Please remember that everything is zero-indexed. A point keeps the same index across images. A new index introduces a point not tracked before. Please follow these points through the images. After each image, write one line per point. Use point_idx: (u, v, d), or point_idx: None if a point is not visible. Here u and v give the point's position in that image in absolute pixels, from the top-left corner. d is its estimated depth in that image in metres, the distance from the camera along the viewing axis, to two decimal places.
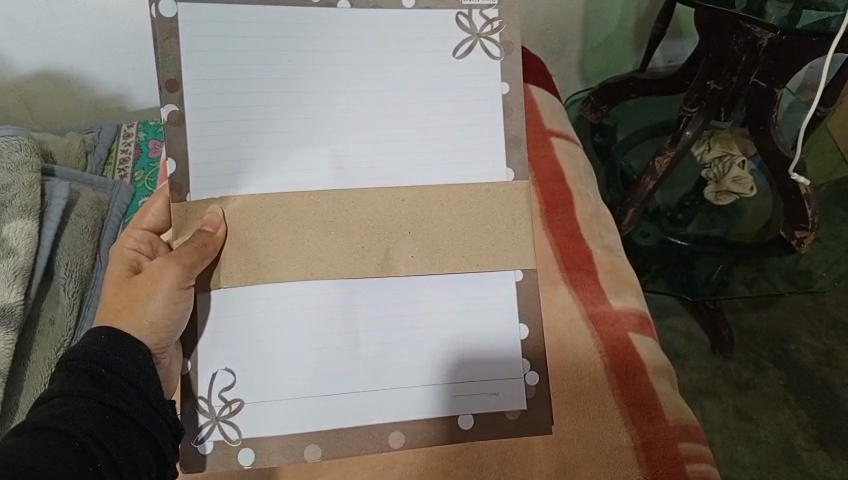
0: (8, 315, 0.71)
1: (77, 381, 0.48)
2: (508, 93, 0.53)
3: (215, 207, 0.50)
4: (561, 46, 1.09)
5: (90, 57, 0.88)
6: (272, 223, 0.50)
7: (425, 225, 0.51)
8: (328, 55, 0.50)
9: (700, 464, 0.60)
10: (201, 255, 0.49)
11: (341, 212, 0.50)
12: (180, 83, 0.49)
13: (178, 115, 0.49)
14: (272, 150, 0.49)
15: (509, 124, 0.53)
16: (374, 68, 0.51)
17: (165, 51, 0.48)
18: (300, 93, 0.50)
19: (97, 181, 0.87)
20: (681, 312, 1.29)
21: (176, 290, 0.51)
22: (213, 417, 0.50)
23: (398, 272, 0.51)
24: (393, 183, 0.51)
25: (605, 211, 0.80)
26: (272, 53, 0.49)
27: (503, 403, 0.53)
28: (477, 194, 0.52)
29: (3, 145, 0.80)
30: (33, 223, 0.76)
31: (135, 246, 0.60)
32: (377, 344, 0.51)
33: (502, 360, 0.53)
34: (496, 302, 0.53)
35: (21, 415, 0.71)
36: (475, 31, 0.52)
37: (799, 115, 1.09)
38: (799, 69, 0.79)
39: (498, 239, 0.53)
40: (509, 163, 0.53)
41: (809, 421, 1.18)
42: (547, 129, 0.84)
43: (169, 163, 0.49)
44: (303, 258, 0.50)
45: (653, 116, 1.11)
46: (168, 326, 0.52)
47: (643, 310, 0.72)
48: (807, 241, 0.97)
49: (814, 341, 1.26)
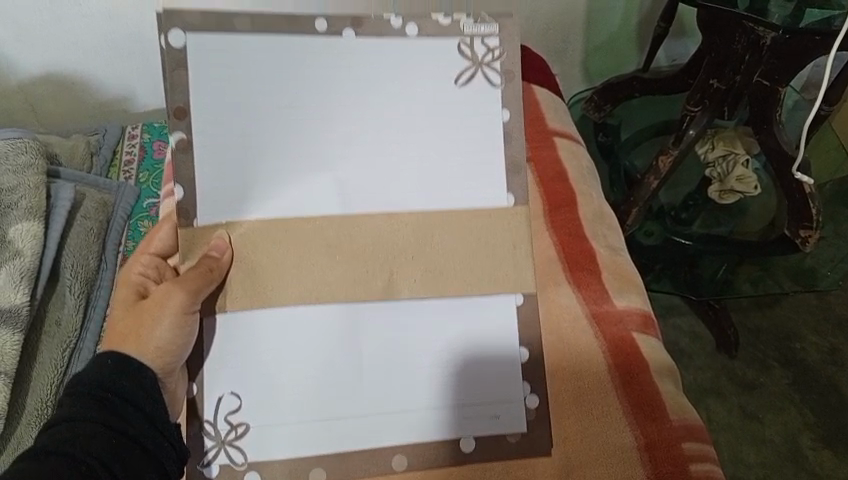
0: (15, 316, 0.71)
1: (85, 406, 0.49)
2: (509, 120, 0.54)
3: (224, 233, 0.51)
4: (564, 46, 1.09)
5: (96, 60, 0.89)
6: (278, 248, 0.51)
7: (428, 247, 0.53)
8: (333, 84, 0.51)
9: (704, 464, 0.60)
10: (209, 278, 0.50)
11: (345, 237, 0.52)
12: (189, 111, 0.49)
13: (185, 142, 0.49)
14: (275, 177, 0.51)
15: (509, 151, 0.54)
16: (379, 95, 0.51)
17: (173, 80, 0.49)
18: (304, 121, 0.50)
19: (102, 183, 0.88)
20: (685, 311, 1.29)
21: (181, 315, 0.51)
22: (219, 440, 0.52)
23: (399, 296, 0.53)
24: (397, 208, 0.52)
25: (608, 210, 0.80)
26: (280, 81, 0.50)
27: (502, 427, 0.55)
28: (479, 220, 0.53)
29: (10, 148, 0.80)
30: (39, 225, 0.77)
31: (142, 271, 0.59)
32: (380, 366, 0.53)
33: (502, 385, 0.55)
34: (495, 324, 0.54)
35: (30, 414, 0.71)
36: (476, 59, 0.53)
37: (803, 114, 1.09)
38: (801, 67, 0.78)
39: (500, 263, 0.54)
40: (509, 187, 0.54)
41: (814, 421, 1.17)
42: (550, 128, 0.84)
43: (176, 189, 0.50)
44: (308, 282, 0.52)
45: (657, 115, 1.11)
46: (174, 349, 0.52)
47: (647, 310, 0.72)
48: (811, 240, 0.95)
49: (819, 339, 1.26)
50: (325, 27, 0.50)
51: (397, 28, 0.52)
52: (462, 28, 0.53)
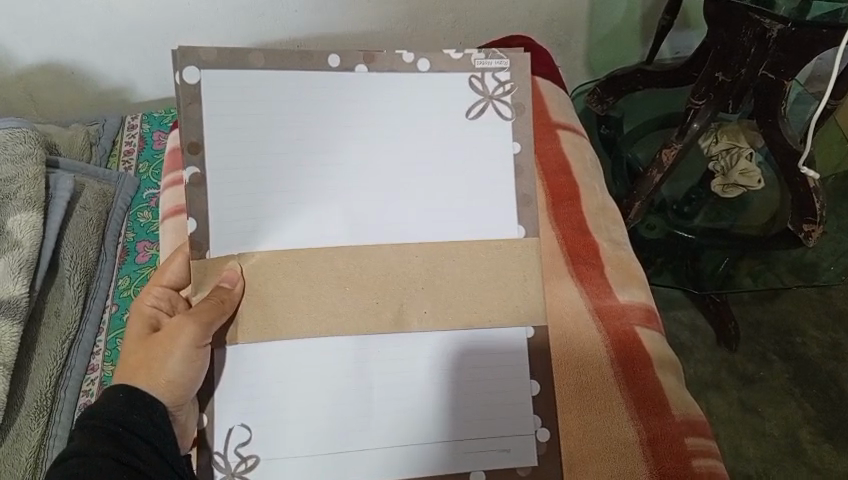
0: (13, 307, 0.70)
1: (96, 440, 0.49)
2: (519, 152, 0.56)
3: (237, 266, 0.53)
4: (567, 39, 1.09)
5: (95, 50, 0.88)
6: (291, 280, 0.53)
7: (437, 279, 0.55)
8: (344, 117, 0.54)
9: (706, 459, 0.60)
10: (220, 311, 0.52)
11: (355, 267, 0.54)
12: (202, 145, 0.51)
13: (198, 175, 0.51)
14: (287, 210, 0.52)
15: (519, 183, 0.56)
16: (390, 127, 0.54)
17: (188, 114, 0.51)
18: (316, 152, 0.53)
19: (102, 174, 0.87)
20: (686, 305, 1.28)
21: (193, 348, 0.52)
22: (229, 473, 0.52)
23: (411, 328, 0.54)
24: (408, 240, 0.54)
25: (611, 204, 0.79)
26: (294, 119, 0.53)
27: (513, 459, 0.54)
28: (486, 250, 0.55)
29: (9, 138, 0.80)
30: (38, 216, 0.76)
31: (155, 303, 0.59)
32: (388, 398, 0.53)
33: (510, 416, 0.55)
34: (504, 353, 0.55)
35: (27, 406, 0.70)
36: (486, 93, 0.56)
37: (809, 108, 1.08)
38: (808, 62, 0.78)
39: (509, 294, 0.56)
40: (520, 219, 0.56)
41: (815, 415, 1.17)
42: (554, 122, 0.83)
43: (189, 222, 0.52)
44: (320, 314, 0.53)
45: (660, 108, 1.11)
46: (184, 383, 0.52)
47: (649, 303, 0.71)
48: (814, 234, 0.96)
49: (820, 334, 1.25)
50: (338, 63, 0.54)
51: (410, 63, 0.55)
52: (473, 63, 0.56)
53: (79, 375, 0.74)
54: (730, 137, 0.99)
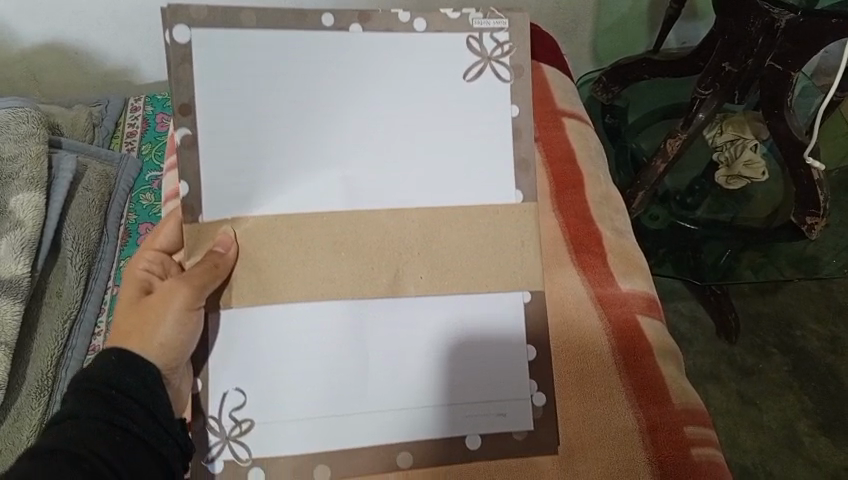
0: (15, 286, 0.71)
1: (88, 402, 0.48)
2: (518, 115, 0.56)
3: (229, 230, 0.52)
4: (573, 26, 1.08)
5: (99, 30, 0.88)
6: (285, 245, 0.53)
7: (433, 247, 0.55)
8: (338, 78, 0.53)
9: (705, 448, 0.60)
10: (212, 275, 0.51)
11: (350, 233, 0.54)
12: (192, 108, 0.51)
13: (190, 137, 0.51)
14: (282, 174, 0.53)
15: (517, 147, 0.56)
16: (386, 91, 0.54)
17: (178, 75, 0.51)
18: (311, 115, 0.53)
19: (105, 154, 0.87)
20: (687, 296, 1.28)
21: (185, 311, 0.52)
22: (223, 437, 0.53)
23: (407, 293, 0.54)
24: (404, 205, 0.54)
25: (615, 193, 0.79)
26: (288, 81, 0.52)
27: (510, 424, 0.56)
28: (483, 216, 0.56)
29: (11, 118, 0.79)
30: (40, 195, 0.76)
31: (147, 265, 0.58)
32: (385, 364, 0.54)
33: (503, 381, 0.56)
34: (498, 322, 0.56)
35: (27, 387, 0.71)
36: (485, 54, 0.55)
37: (814, 101, 1.07)
38: (816, 52, 0.77)
39: (506, 261, 0.56)
40: (518, 184, 0.56)
41: (813, 407, 1.18)
42: (559, 109, 0.83)
43: (182, 185, 0.52)
44: (314, 279, 0.53)
45: (666, 96, 1.10)
46: (177, 346, 0.52)
47: (651, 293, 0.71)
48: (817, 226, 0.94)
49: (820, 327, 1.25)
50: (333, 22, 0.53)
51: (406, 23, 0.54)
52: (471, 24, 0.55)
53: (80, 355, 0.74)
54: (736, 128, 0.99)
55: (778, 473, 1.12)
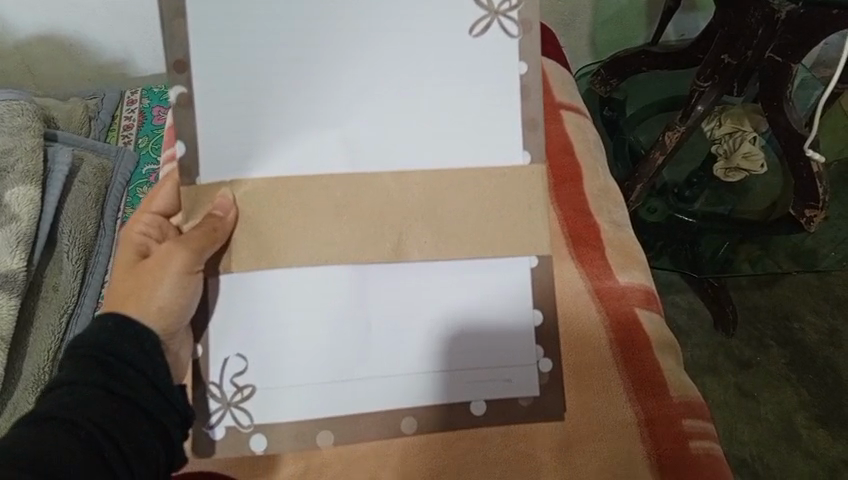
0: (12, 281, 0.71)
1: (86, 368, 0.48)
2: (525, 73, 0.55)
3: (227, 190, 0.52)
4: (570, 18, 1.08)
5: (95, 22, 0.87)
6: (286, 208, 0.53)
7: (437, 211, 0.54)
8: (337, 35, 0.52)
9: (704, 441, 0.60)
10: (211, 239, 0.51)
11: (352, 198, 0.53)
12: (188, 64, 0.51)
13: (185, 96, 0.52)
14: (281, 134, 0.52)
15: (525, 106, 0.55)
16: (387, 47, 0.53)
17: (172, 30, 0.51)
18: (310, 75, 0.52)
19: (101, 148, 0.86)
20: (685, 288, 1.28)
21: (184, 274, 0.52)
22: (225, 403, 0.54)
23: (410, 258, 0.54)
24: (407, 168, 0.54)
25: (613, 185, 0.78)
26: (285, 38, 0.51)
27: (514, 390, 0.56)
28: (488, 179, 0.54)
29: (7, 110, 0.79)
30: (35, 189, 0.76)
31: (145, 229, 0.57)
32: (388, 331, 0.54)
33: (511, 347, 0.56)
34: (502, 287, 0.55)
35: (25, 381, 0.70)
36: (492, 9, 0.53)
37: (813, 93, 1.07)
38: (817, 44, 0.77)
39: (512, 226, 0.55)
40: (525, 144, 0.55)
41: (810, 400, 1.18)
42: (558, 101, 0.82)
43: (179, 145, 0.52)
44: (315, 242, 0.53)
45: (666, 89, 1.09)
46: (176, 311, 0.52)
47: (650, 286, 0.71)
48: (816, 220, 0.93)
49: (819, 320, 1.25)
50: None
51: None
52: None
53: None
54: (734, 121, 0.98)
55: (776, 465, 1.12)
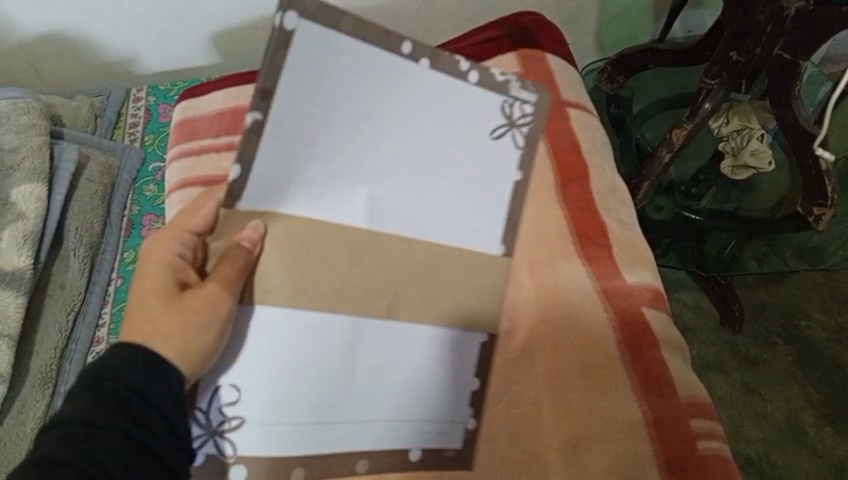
0: (19, 279, 0.71)
1: (106, 408, 0.48)
2: (518, 180, 0.61)
3: (257, 223, 0.53)
4: (577, 15, 1.07)
5: (102, 20, 0.87)
6: (303, 256, 0.55)
7: (427, 268, 0.59)
8: (393, 101, 0.53)
9: (712, 442, 0.60)
10: (242, 266, 0.53)
11: (366, 250, 0.56)
12: (272, 93, 0.48)
13: (259, 123, 0.48)
14: (309, 192, 0.53)
15: (511, 205, 0.61)
16: (434, 121, 0.56)
17: (272, 59, 0.47)
18: (358, 142, 0.53)
19: (107, 145, 0.87)
20: (691, 286, 1.28)
21: (223, 321, 0.53)
22: (209, 431, 0.56)
23: (398, 316, 0.59)
24: (414, 233, 0.58)
25: (620, 183, 0.78)
26: (350, 104, 0.51)
27: (443, 441, 0.61)
28: (464, 251, 0.61)
29: (12, 108, 0.79)
30: (42, 187, 0.76)
31: (180, 252, 0.56)
32: (369, 381, 0.58)
33: (447, 403, 0.62)
34: (453, 349, 0.62)
35: (31, 379, 0.71)
36: (511, 120, 0.59)
37: (821, 89, 1.06)
38: (825, 40, 0.77)
39: (480, 298, 0.63)
40: (501, 239, 0.62)
41: (817, 398, 1.17)
42: (565, 99, 0.81)
43: (235, 169, 0.49)
44: (335, 296, 0.56)
45: (672, 86, 1.08)
46: (208, 352, 0.53)
47: (657, 285, 0.70)
48: (824, 218, 0.91)
49: (826, 317, 1.25)
50: (409, 51, 0.53)
51: (462, 70, 0.56)
52: (510, 88, 0.59)
53: (84, 347, 0.74)
54: (742, 118, 0.98)
55: (782, 463, 1.12)
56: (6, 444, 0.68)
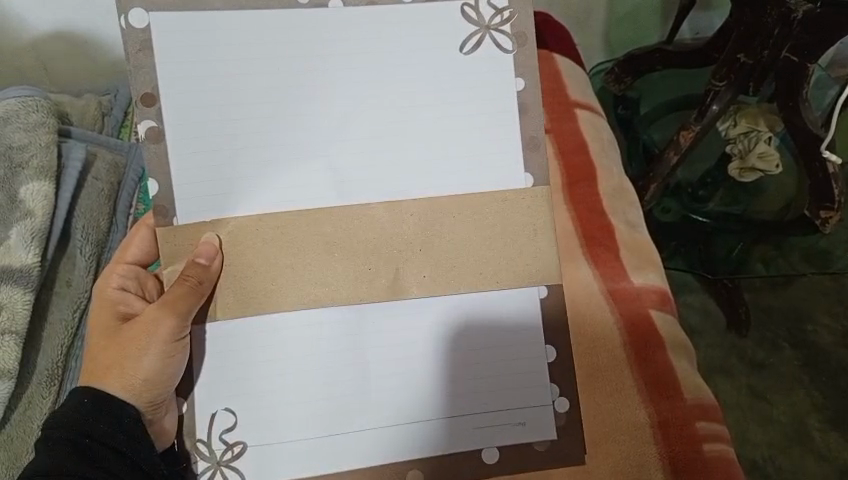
0: (26, 276, 0.72)
1: (63, 455, 0.52)
2: (523, 89, 0.55)
3: (206, 237, 0.51)
4: (584, 16, 1.07)
5: (110, 19, 0.87)
6: (272, 248, 0.52)
7: (438, 240, 0.54)
8: (316, 60, 0.51)
9: (718, 443, 0.60)
10: (198, 294, 0.52)
11: (343, 233, 0.53)
12: (158, 96, 0.50)
13: (155, 130, 0.50)
14: (257, 169, 0.51)
15: (525, 123, 0.55)
16: (371, 77, 0.52)
17: (138, 62, 0.50)
18: (294, 105, 0.51)
19: (114, 144, 0.86)
20: (700, 290, 1.25)
21: (172, 343, 0.54)
22: (214, 462, 0.53)
23: (408, 295, 0.54)
24: (402, 196, 0.53)
25: (628, 184, 0.78)
26: (261, 65, 0.51)
27: (531, 434, 0.55)
28: (491, 206, 0.54)
29: (21, 107, 0.78)
30: (50, 185, 0.76)
31: (121, 283, 0.65)
32: (383, 374, 0.54)
33: (525, 390, 0.55)
34: (506, 311, 0.55)
35: (39, 375, 0.73)
36: (483, 23, 0.54)
37: (829, 92, 1.06)
38: (834, 43, 0.76)
39: (515, 251, 0.55)
40: (527, 168, 0.55)
41: (823, 402, 1.17)
42: (572, 99, 0.81)
43: (151, 183, 0.50)
44: (300, 282, 0.52)
45: (680, 88, 1.06)
46: (164, 382, 0.54)
47: (664, 287, 0.70)
48: (832, 221, 0.91)
49: (834, 321, 1.24)
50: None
51: None
52: None
53: None
54: (749, 120, 0.97)
55: (787, 467, 1.11)
56: (13, 440, 0.70)
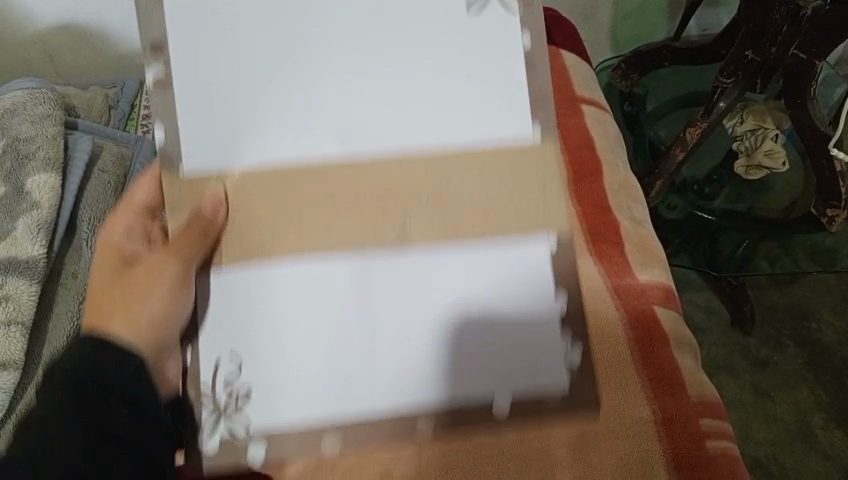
0: (32, 267, 0.73)
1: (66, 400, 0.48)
2: (529, 48, 0.55)
3: (216, 190, 0.53)
4: (591, 11, 1.07)
5: (116, 13, 0.87)
6: (278, 199, 0.54)
7: (446, 193, 0.55)
8: (322, 13, 0.53)
9: (722, 440, 0.60)
10: (201, 244, 0.54)
11: (350, 182, 0.54)
12: (166, 45, 0.52)
13: (163, 77, 0.52)
14: (262, 125, 0.53)
15: (532, 78, 0.55)
16: (376, 30, 0.53)
17: (148, 13, 0.52)
18: (299, 58, 0.53)
19: (121, 136, 0.87)
20: (704, 287, 1.26)
21: (179, 286, 0.54)
22: (219, 408, 0.56)
23: (413, 242, 0.55)
24: (407, 148, 0.54)
25: (634, 180, 0.77)
26: (266, 18, 0.52)
27: (535, 378, 0.57)
28: (497, 158, 0.55)
29: (29, 98, 0.82)
30: (56, 176, 0.77)
31: (125, 234, 0.60)
32: (392, 319, 0.55)
33: (531, 336, 0.57)
34: (521, 261, 0.56)
35: (44, 367, 0.72)
36: None
37: (836, 90, 1.06)
38: (843, 41, 0.76)
39: (521, 202, 0.56)
40: (534, 120, 0.55)
41: (827, 400, 1.17)
42: (579, 95, 0.81)
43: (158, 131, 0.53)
44: (306, 232, 0.54)
45: (686, 85, 1.07)
46: (169, 322, 0.54)
47: (669, 284, 0.70)
48: (838, 219, 0.90)
49: (838, 319, 1.24)
50: None
51: None
52: None
53: None
54: (756, 118, 0.97)
55: (790, 464, 1.11)
56: None
